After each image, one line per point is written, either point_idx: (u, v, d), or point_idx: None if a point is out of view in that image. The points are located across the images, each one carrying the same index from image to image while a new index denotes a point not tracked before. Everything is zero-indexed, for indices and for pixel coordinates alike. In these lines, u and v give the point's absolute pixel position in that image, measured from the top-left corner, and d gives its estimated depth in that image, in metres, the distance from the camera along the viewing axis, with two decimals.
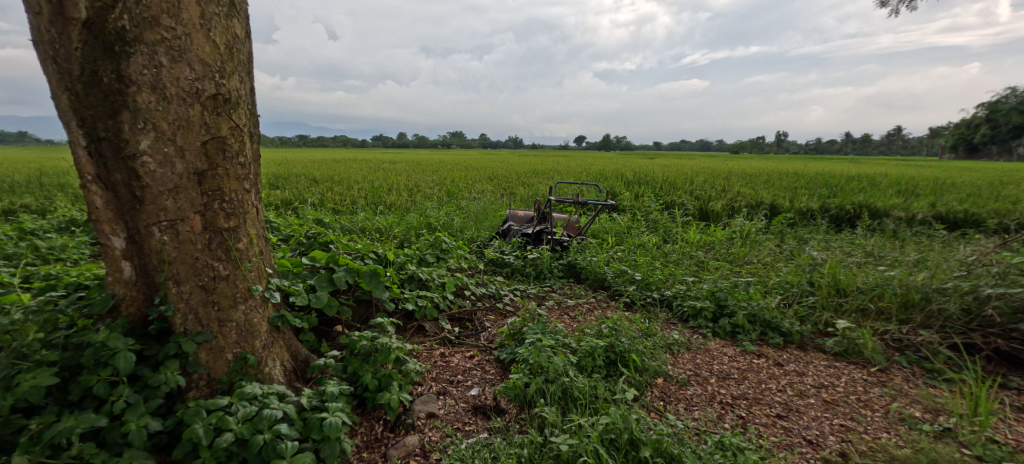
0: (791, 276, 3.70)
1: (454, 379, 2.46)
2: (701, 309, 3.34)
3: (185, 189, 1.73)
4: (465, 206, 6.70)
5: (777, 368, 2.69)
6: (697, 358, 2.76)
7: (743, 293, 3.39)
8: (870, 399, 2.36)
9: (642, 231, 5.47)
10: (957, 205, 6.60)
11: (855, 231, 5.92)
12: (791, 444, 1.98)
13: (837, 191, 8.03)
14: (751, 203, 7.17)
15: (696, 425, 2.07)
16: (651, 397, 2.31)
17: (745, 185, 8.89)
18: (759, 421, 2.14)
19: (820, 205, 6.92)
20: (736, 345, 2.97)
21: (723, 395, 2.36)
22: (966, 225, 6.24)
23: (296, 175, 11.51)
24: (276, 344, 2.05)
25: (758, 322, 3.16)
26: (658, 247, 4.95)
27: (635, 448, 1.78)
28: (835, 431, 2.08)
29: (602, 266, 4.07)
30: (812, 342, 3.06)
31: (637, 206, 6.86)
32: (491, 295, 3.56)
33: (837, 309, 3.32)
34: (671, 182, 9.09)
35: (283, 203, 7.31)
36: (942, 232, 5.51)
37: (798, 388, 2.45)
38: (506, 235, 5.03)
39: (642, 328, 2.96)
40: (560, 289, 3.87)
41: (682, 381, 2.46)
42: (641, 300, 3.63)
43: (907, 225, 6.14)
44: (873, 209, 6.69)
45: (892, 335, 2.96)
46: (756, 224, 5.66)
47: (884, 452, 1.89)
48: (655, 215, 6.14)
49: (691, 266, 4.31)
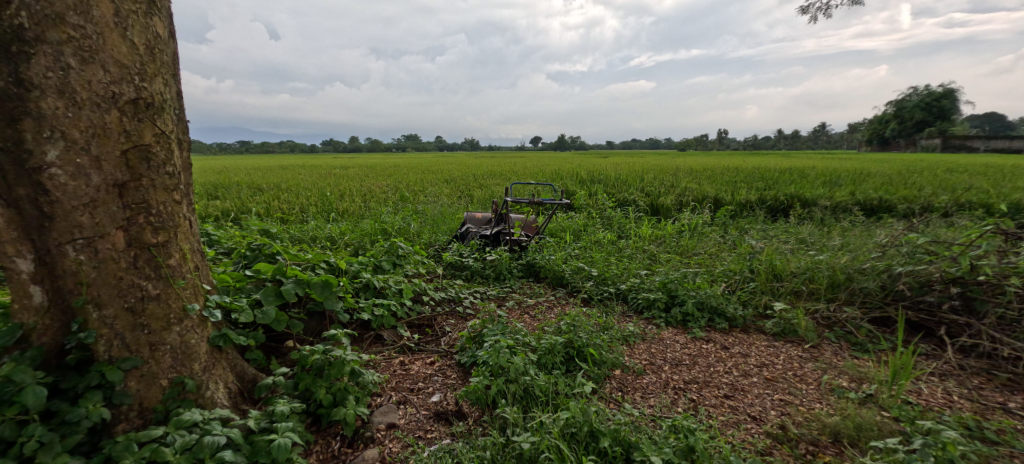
0: (734, 264, 3.95)
1: (415, 387, 2.41)
2: (654, 300, 3.48)
3: (103, 202, 1.58)
4: (421, 210, 6.60)
5: (724, 351, 2.85)
6: (651, 348, 2.87)
7: (691, 283, 3.57)
8: (804, 374, 2.56)
9: (597, 228, 5.63)
10: (872, 193, 7.32)
11: (789, 220, 6.41)
12: (737, 421, 2.10)
13: (772, 184, 8.67)
14: (697, 198, 7.56)
15: (652, 411, 2.15)
16: (609, 389, 2.38)
17: (690, 180, 9.38)
18: (709, 402, 2.27)
19: (758, 196, 7.42)
20: (686, 333, 3.12)
21: (676, 381, 2.48)
22: (880, 210, 6.94)
23: (237, 183, 10.81)
24: (219, 366, 1.92)
25: (706, 309, 3.35)
26: (612, 242, 5.11)
27: (595, 439, 1.82)
28: (775, 406, 2.24)
29: (560, 263, 4.15)
30: (753, 324, 3.27)
31: (591, 204, 7.05)
32: (450, 299, 3.52)
33: (775, 292, 3.57)
34: (623, 179, 9.40)
35: (223, 215, 6.84)
36: (861, 218, 6.08)
37: (743, 369, 2.62)
38: (463, 237, 5.00)
39: (599, 322, 3.04)
40: (519, 289, 3.91)
41: (639, 370, 2.56)
42: (598, 295, 3.72)
43: (832, 213, 6.72)
44: (803, 199, 7.28)
45: (821, 313, 3.24)
46: (703, 217, 5.98)
47: (817, 421, 2.06)
48: (608, 212, 6.34)
49: (644, 259, 4.48)
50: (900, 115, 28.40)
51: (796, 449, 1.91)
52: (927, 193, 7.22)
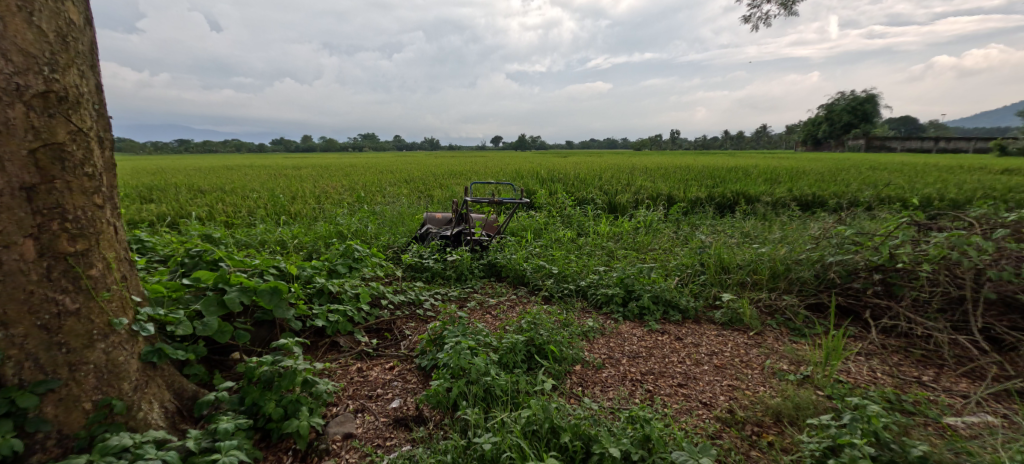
0: (686, 259, 4.13)
1: (373, 394, 2.34)
2: (612, 295, 3.57)
3: (8, 208, 1.41)
4: (379, 211, 6.42)
5: (677, 342, 2.98)
6: (610, 342, 2.95)
7: (647, 278, 3.70)
8: (750, 360, 2.72)
9: (557, 227, 5.71)
10: (807, 189, 7.90)
11: (735, 216, 6.79)
12: (690, 408, 2.20)
13: (720, 182, 9.15)
14: (652, 196, 7.85)
15: (610, 404, 2.21)
16: (570, 384, 2.41)
17: (645, 179, 9.72)
18: (664, 392, 2.35)
19: (707, 194, 7.81)
20: (643, 326, 3.23)
21: (633, 373, 2.56)
22: (815, 205, 7.50)
23: (176, 184, 10.05)
24: (153, 384, 1.77)
25: (660, 302, 3.48)
26: (572, 240, 5.20)
27: (556, 434, 1.84)
28: (724, 391, 2.36)
29: (521, 262, 4.17)
30: (704, 315, 3.43)
31: (551, 202, 7.13)
32: (410, 301, 3.45)
33: (723, 284, 3.76)
34: (581, 179, 9.58)
35: (159, 219, 6.33)
36: (798, 212, 6.54)
37: (695, 358, 2.74)
38: (423, 238, 4.91)
39: (559, 319, 3.08)
40: (480, 289, 3.89)
41: (598, 364, 2.61)
42: (559, 293, 3.77)
43: (773, 208, 7.19)
44: (747, 196, 7.73)
45: (764, 302, 3.45)
46: (657, 214, 6.21)
47: (762, 403, 2.19)
48: (568, 211, 6.44)
49: (602, 256, 4.59)
50: (830, 117, 30.84)
51: (742, 431, 2.03)
52: (854, 189, 7.89)
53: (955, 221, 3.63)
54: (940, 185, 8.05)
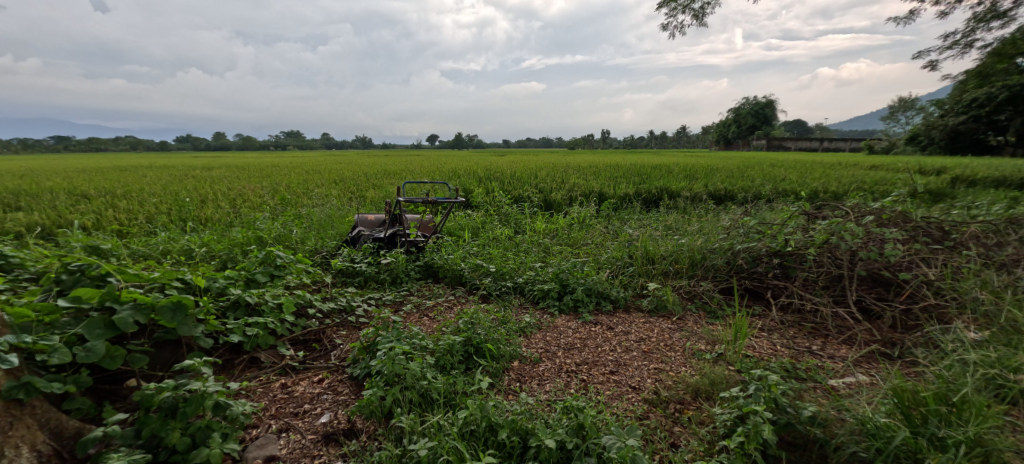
0: (616, 252, 4.35)
1: (300, 410, 2.18)
2: (548, 290, 3.66)
3: None
4: (305, 214, 6.01)
5: (609, 331, 3.13)
6: (546, 336, 3.02)
7: (580, 271, 3.84)
8: (673, 343, 2.93)
9: (494, 225, 5.72)
10: (721, 184, 8.66)
11: (660, 210, 7.26)
12: (620, 393, 2.32)
13: (646, 178, 9.74)
14: (584, 193, 8.15)
15: (547, 396, 2.26)
16: (507, 381, 2.44)
17: (578, 177, 10.07)
18: (597, 380, 2.46)
19: (635, 190, 8.27)
20: (577, 318, 3.35)
21: (569, 364, 2.64)
22: (727, 198, 8.25)
23: (52, 189, 8.62)
24: (20, 425, 1.51)
25: (594, 294, 3.63)
26: (509, 238, 5.24)
27: (494, 432, 1.84)
28: (651, 374, 2.52)
29: (458, 262, 4.13)
30: (633, 304, 3.63)
31: (488, 201, 7.13)
32: (341, 308, 3.26)
33: (649, 274, 4.02)
34: (518, 177, 9.70)
35: (31, 230, 5.40)
36: (713, 206, 7.15)
37: (625, 345, 2.90)
38: (354, 241, 4.68)
39: (497, 317, 3.09)
40: (417, 291, 3.78)
41: (535, 359, 2.66)
42: (497, 291, 3.78)
43: (692, 202, 7.79)
44: (670, 191, 8.31)
45: (684, 288, 3.73)
46: (590, 211, 6.46)
47: (683, 382, 2.36)
48: (505, 209, 6.48)
49: (538, 252, 4.68)
50: (737, 119, 34.11)
51: (667, 410, 2.17)
52: (758, 184, 8.79)
53: (836, 210, 4.18)
54: (826, 179, 9.23)
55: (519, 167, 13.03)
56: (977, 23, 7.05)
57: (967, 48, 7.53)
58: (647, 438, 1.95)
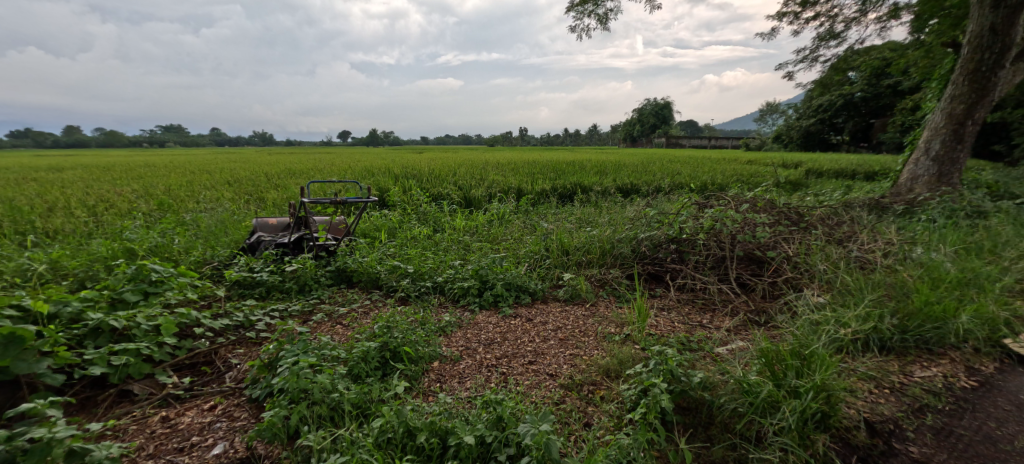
0: (533, 246, 4.47)
1: (186, 444, 1.92)
2: (468, 287, 3.65)
3: None
4: (190, 219, 5.28)
5: (528, 323, 3.21)
6: (467, 333, 3.01)
7: (499, 267, 3.88)
8: (587, 328, 3.10)
9: (412, 225, 5.54)
10: (627, 179, 9.35)
11: (574, 204, 7.61)
12: (539, 381, 2.40)
13: (561, 174, 10.15)
14: (503, 189, 8.24)
15: (467, 393, 2.26)
16: (426, 383, 2.39)
17: (497, 173, 10.15)
18: (516, 371, 2.51)
19: (551, 186, 8.57)
20: (497, 313, 3.39)
21: (489, 359, 2.66)
22: (632, 191, 8.92)
23: None
24: None
25: (513, 288, 3.70)
26: (428, 237, 5.12)
27: (412, 437, 1.79)
28: (567, 360, 2.64)
29: (373, 264, 3.93)
30: (550, 295, 3.77)
31: (405, 200, 6.88)
32: (237, 324, 2.93)
33: (564, 264, 4.20)
34: (436, 174, 9.50)
35: None
36: (621, 199, 7.68)
37: (543, 335, 3.00)
38: (253, 249, 4.22)
39: (415, 319, 3.00)
40: (327, 298, 3.53)
41: (456, 357, 2.64)
42: (415, 292, 3.67)
43: (603, 196, 8.29)
44: (582, 186, 8.74)
45: (596, 276, 3.97)
46: (509, 207, 6.56)
47: (595, 364, 2.52)
48: (423, 208, 6.31)
49: (458, 250, 4.63)
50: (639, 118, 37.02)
51: (581, 392, 2.29)
52: (658, 179, 9.63)
53: (721, 200, 4.74)
54: (712, 173, 10.41)
55: (437, 164, 12.77)
56: (819, 42, 8.43)
57: (814, 62, 8.98)
58: (564, 421, 2.04)
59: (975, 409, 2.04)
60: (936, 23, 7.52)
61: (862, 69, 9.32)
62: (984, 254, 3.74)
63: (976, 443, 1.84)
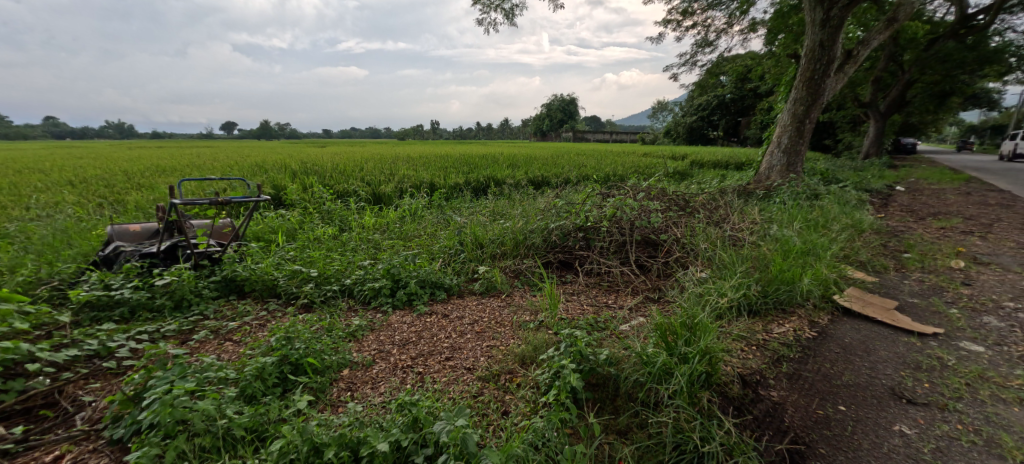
0: (447, 241, 4.41)
1: None
2: (379, 288, 3.47)
3: None
4: (17, 230, 4.26)
5: (444, 319, 3.16)
6: (379, 336, 2.87)
7: (411, 264, 3.75)
8: (503, 318, 3.14)
9: (314, 225, 5.11)
10: (537, 172, 9.64)
11: (488, 197, 7.65)
12: (456, 377, 2.38)
13: (474, 168, 10.14)
14: (415, 184, 7.99)
15: (381, 398, 2.16)
16: (335, 393, 2.23)
17: (408, 168, 9.80)
18: (432, 370, 2.46)
19: (464, 180, 8.51)
20: (412, 311, 3.28)
21: (404, 360, 2.57)
22: (543, 183, 9.23)
23: None
24: None
25: (427, 285, 3.61)
26: (333, 237, 4.77)
27: (318, 454, 1.66)
28: (484, 352, 2.65)
29: (269, 270, 3.55)
30: (466, 289, 3.75)
31: (305, 198, 6.32)
32: (91, 354, 2.44)
33: (479, 257, 4.20)
34: (340, 170, 8.87)
35: None
36: (533, 191, 7.90)
37: (459, 330, 2.97)
38: (110, 262, 3.51)
39: (320, 326, 2.78)
40: (213, 313, 3.11)
41: (367, 362, 2.50)
42: (320, 297, 3.39)
43: (516, 188, 8.46)
44: (496, 179, 8.82)
45: (510, 267, 4.04)
46: (421, 202, 6.37)
47: (512, 353, 2.56)
48: (326, 205, 5.85)
49: (367, 249, 4.39)
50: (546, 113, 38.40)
51: (499, 382, 2.32)
52: (566, 171, 10.10)
53: (621, 189, 5.11)
54: (614, 165, 11.19)
55: (342, 159, 11.95)
56: (697, 48, 9.49)
57: (693, 65, 10.09)
58: (482, 413, 2.05)
59: (817, 355, 2.48)
60: (783, 38, 8.90)
61: (731, 73, 10.70)
62: (820, 228, 4.54)
63: (818, 382, 2.24)
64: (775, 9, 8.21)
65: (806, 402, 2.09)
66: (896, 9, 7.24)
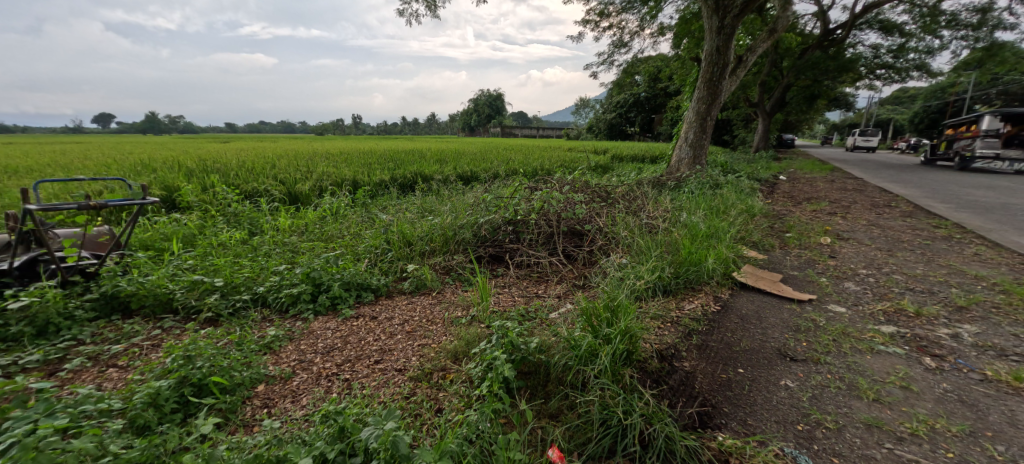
0: (373, 240, 4.22)
1: None
2: (298, 294, 3.23)
3: None
4: None
5: (372, 321, 3.03)
6: (299, 345, 2.67)
7: (334, 266, 3.54)
8: (435, 316, 3.09)
9: (218, 229, 4.60)
10: (465, 167, 9.57)
11: (416, 194, 7.45)
12: (387, 380, 2.30)
13: (400, 164, 9.80)
14: (336, 181, 7.52)
15: (304, 411, 2.02)
16: (249, 413, 2.05)
17: (328, 164, 9.19)
18: (361, 375, 2.35)
19: (390, 176, 8.18)
20: (336, 316, 3.10)
21: (328, 368, 2.42)
22: (471, 178, 9.19)
23: None
24: None
25: (352, 287, 3.43)
26: (242, 241, 4.34)
27: None
28: (415, 352, 2.59)
29: (163, 282, 3.14)
30: (395, 288, 3.63)
31: (206, 199, 5.67)
32: None
33: (408, 255, 4.08)
34: (248, 167, 8.07)
35: None
36: (462, 187, 7.84)
37: (389, 331, 2.87)
38: None
39: (228, 340, 2.53)
40: (92, 337, 2.69)
41: (287, 374, 2.33)
42: (227, 309, 3.07)
43: (444, 183, 8.32)
44: (424, 175, 8.61)
45: (441, 264, 3.98)
46: (344, 200, 6.02)
47: (444, 351, 2.54)
48: (233, 207, 5.30)
49: (282, 253, 4.05)
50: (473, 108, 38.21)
51: (431, 380, 2.29)
52: (494, 165, 10.15)
53: (548, 183, 5.26)
54: (540, 160, 11.46)
55: (251, 155, 10.89)
56: (614, 48, 10.02)
57: (611, 64, 10.64)
58: (414, 413, 2.01)
59: (720, 327, 2.76)
60: (687, 42, 9.73)
61: (644, 72, 11.46)
62: (721, 214, 5.06)
63: (721, 350, 2.50)
64: (679, 16, 8.94)
65: (712, 369, 2.32)
66: (776, 20, 8.23)
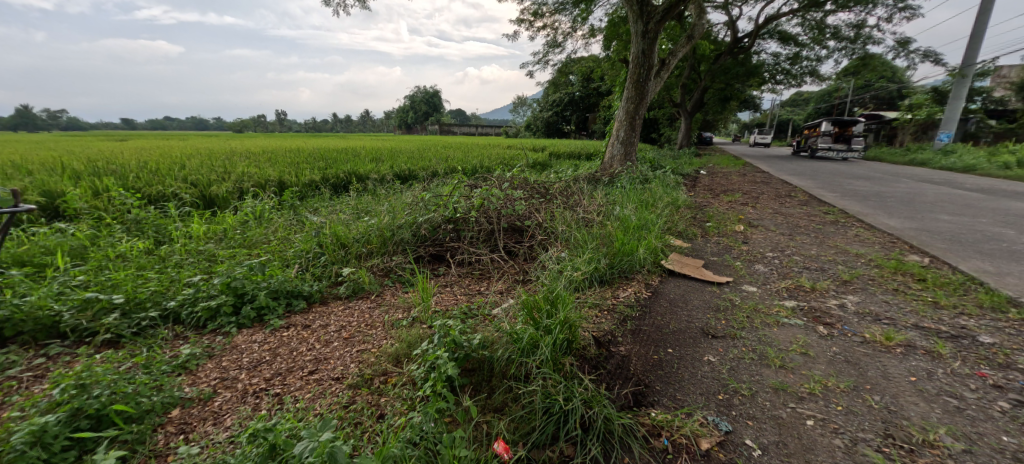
0: (303, 244, 3.96)
1: None
2: (218, 306, 2.96)
3: None
4: None
5: (305, 330, 2.86)
6: (221, 362, 2.46)
7: (259, 274, 3.27)
8: (374, 320, 2.98)
9: (116, 239, 4.06)
10: (402, 165, 9.30)
11: (350, 194, 7.10)
12: (323, 390, 2.19)
13: (332, 163, 9.29)
14: (259, 183, 6.96)
15: (229, 433, 1.87)
16: (163, 441, 1.85)
17: (249, 164, 8.47)
18: (293, 388, 2.21)
19: (321, 176, 7.72)
20: (263, 328, 2.88)
21: (256, 384, 2.25)
22: (409, 177, 8.94)
23: None
24: None
25: (281, 295, 3.21)
26: (148, 251, 3.87)
27: None
28: (353, 359, 2.48)
29: (47, 303, 2.72)
30: (330, 294, 3.45)
31: (101, 205, 4.98)
32: None
33: (342, 259, 3.89)
34: (153, 169, 7.21)
35: None
36: (400, 186, 7.60)
37: (324, 339, 2.72)
38: None
39: (133, 363, 2.25)
40: None
41: (207, 394, 2.13)
42: (131, 329, 2.74)
43: (380, 183, 8.02)
44: (358, 175, 8.23)
45: (378, 266, 3.85)
46: (268, 202, 5.58)
47: (384, 355, 2.45)
48: (134, 213, 4.70)
49: (198, 262, 3.68)
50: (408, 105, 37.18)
51: (371, 386, 2.21)
52: (433, 163, 9.96)
53: (487, 180, 5.26)
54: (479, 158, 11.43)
55: (156, 155, 9.73)
56: (548, 48, 10.23)
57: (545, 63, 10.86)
58: (354, 422, 1.94)
59: (650, 312, 2.95)
60: (616, 44, 10.18)
61: (577, 72, 11.82)
62: (650, 207, 5.38)
63: (652, 334, 2.67)
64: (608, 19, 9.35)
65: (644, 352, 2.47)
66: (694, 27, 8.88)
